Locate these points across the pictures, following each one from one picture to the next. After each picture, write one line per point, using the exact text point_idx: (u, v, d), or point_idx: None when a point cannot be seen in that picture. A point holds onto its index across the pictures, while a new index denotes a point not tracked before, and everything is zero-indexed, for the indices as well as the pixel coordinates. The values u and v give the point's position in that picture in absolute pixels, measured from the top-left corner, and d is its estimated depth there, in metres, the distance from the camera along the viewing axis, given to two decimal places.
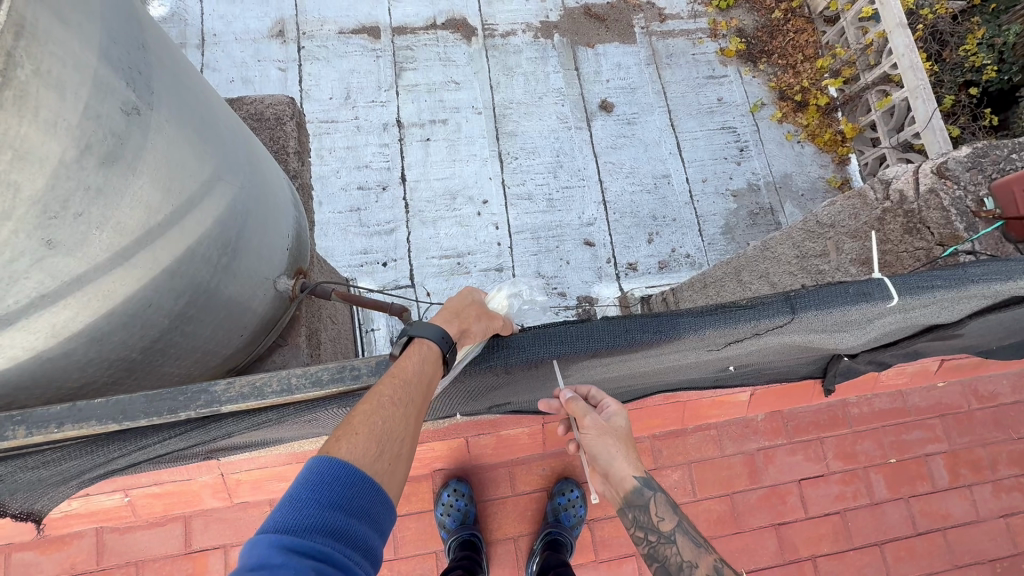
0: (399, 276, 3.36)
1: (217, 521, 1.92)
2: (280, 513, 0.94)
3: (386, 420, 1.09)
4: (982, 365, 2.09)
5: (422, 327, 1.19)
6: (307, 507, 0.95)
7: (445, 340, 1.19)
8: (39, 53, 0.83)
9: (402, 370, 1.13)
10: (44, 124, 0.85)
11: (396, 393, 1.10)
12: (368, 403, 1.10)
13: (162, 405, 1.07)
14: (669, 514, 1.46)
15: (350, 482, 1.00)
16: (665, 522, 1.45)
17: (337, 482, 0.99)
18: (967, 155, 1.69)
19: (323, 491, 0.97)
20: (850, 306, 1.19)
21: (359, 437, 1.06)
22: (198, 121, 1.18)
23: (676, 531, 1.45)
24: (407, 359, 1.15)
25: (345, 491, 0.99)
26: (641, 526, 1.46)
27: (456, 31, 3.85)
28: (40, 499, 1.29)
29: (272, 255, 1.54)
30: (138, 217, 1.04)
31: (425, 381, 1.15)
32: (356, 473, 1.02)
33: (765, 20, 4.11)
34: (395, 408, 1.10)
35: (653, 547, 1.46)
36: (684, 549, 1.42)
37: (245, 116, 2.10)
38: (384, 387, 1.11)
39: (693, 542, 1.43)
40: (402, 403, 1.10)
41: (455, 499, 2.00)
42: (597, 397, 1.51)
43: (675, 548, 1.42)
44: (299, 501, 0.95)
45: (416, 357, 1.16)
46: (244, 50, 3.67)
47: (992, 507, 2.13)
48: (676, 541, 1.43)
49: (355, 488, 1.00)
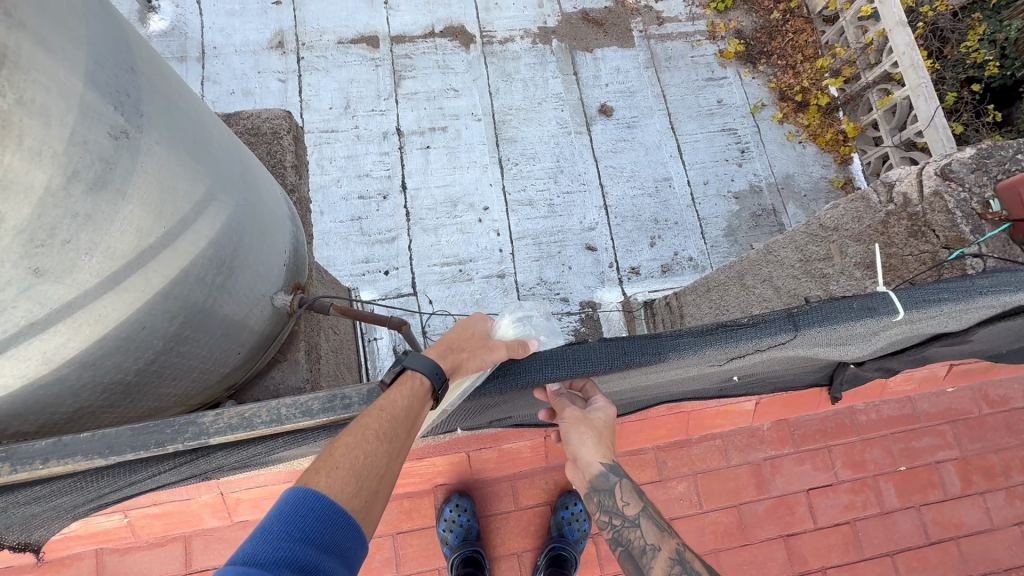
0: (401, 285, 3.35)
1: (218, 540, 1.90)
2: (249, 544, 0.92)
3: (367, 455, 1.07)
4: (993, 369, 2.04)
5: (418, 360, 1.17)
6: (278, 540, 0.93)
7: (438, 376, 1.18)
8: (22, 81, 0.82)
9: (390, 404, 1.12)
10: (28, 153, 0.84)
11: (381, 428, 1.09)
12: (350, 436, 1.08)
13: (149, 438, 1.06)
14: (634, 498, 1.44)
15: (325, 516, 0.99)
16: (630, 506, 1.44)
17: (311, 514, 0.98)
18: (971, 157, 1.66)
19: (297, 523, 0.96)
20: (855, 321, 1.18)
21: (340, 471, 1.05)
22: (189, 141, 1.17)
23: (640, 516, 1.44)
24: (394, 394, 1.13)
25: (319, 524, 0.98)
26: (606, 510, 1.45)
27: (454, 38, 3.85)
28: (37, 529, 1.28)
29: (269, 271, 1.52)
30: (128, 241, 1.02)
31: (412, 416, 1.13)
32: (331, 508, 1.01)
33: (764, 21, 4.09)
34: (378, 444, 1.09)
35: (617, 531, 1.45)
36: (648, 533, 1.41)
37: (242, 131, 2.10)
38: (370, 420, 1.09)
39: (656, 526, 1.42)
40: (387, 438, 1.09)
41: (457, 514, 1.97)
42: (584, 388, 1.40)
43: (638, 532, 1.42)
44: (272, 533, 0.94)
45: (407, 392, 1.14)
46: (244, 62, 3.69)
47: (1006, 514, 2.08)
48: (640, 525, 1.43)
49: (329, 523, 0.99)
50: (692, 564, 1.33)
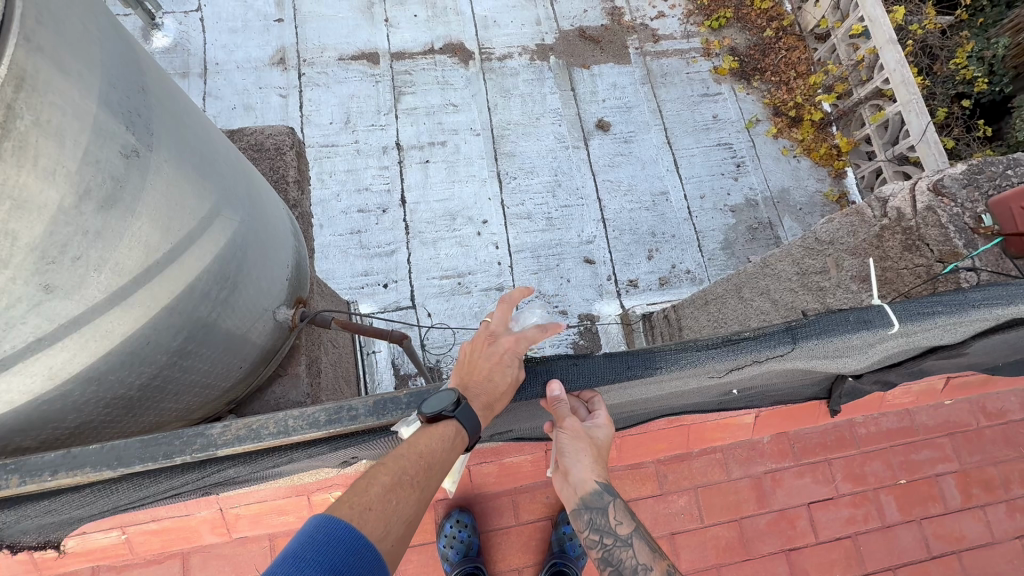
0: (400, 298, 3.37)
1: (217, 557, 1.85)
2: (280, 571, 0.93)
3: (401, 499, 1.11)
4: (990, 382, 2.05)
5: (467, 415, 1.18)
6: (308, 567, 0.94)
7: (475, 432, 1.20)
8: (39, 103, 0.85)
9: (428, 450, 1.14)
10: (43, 172, 0.86)
11: (416, 472, 1.14)
12: (387, 477, 1.12)
13: (157, 450, 1.07)
14: (628, 517, 1.37)
15: (353, 548, 1.01)
16: (622, 525, 1.36)
17: (341, 544, 1.00)
18: (963, 173, 1.68)
19: (327, 552, 0.98)
20: (851, 334, 1.20)
21: (373, 512, 1.07)
22: (197, 157, 1.19)
23: (633, 535, 1.36)
24: (436, 439, 1.15)
25: (347, 555, 1.00)
26: (596, 529, 1.36)
27: (453, 55, 3.92)
28: (57, 531, 1.38)
29: (272, 285, 1.53)
30: (136, 258, 1.04)
31: (445, 465, 1.15)
32: (361, 541, 1.02)
33: (757, 39, 4.18)
34: (411, 490, 1.13)
35: (607, 551, 1.35)
36: (640, 553, 1.33)
37: (246, 147, 2.13)
38: (406, 463, 1.13)
39: (648, 546, 1.35)
40: (420, 484, 1.14)
41: (458, 530, 1.96)
42: (590, 400, 1.33)
43: (631, 551, 1.33)
44: (303, 560, 0.95)
45: (449, 443, 1.15)
46: (246, 78, 3.74)
47: (1008, 527, 2.07)
48: (633, 545, 1.35)
49: (357, 556, 1.01)
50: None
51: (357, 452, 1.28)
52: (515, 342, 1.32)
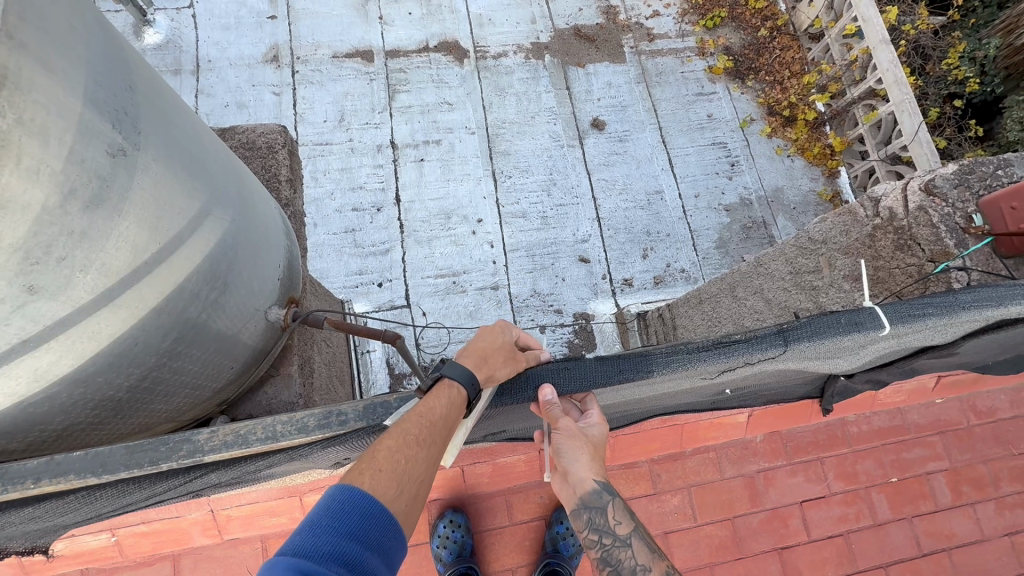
0: (394, 297, 3.35)
1: (207, 559, 1.83)
2: (298, 537, 0.96)
3: (409, 458, 1.09)
4: (980, 381, 2.07)
5: (457, 370, 1.17)
6: (325, 533, 0.97)
7: (473, 386, 1.18)
8: (22, 102, 0.83)
9: (430, 410, 1.13)
10: (26, 172, 0.85)
11: (421, 432, 1.10)
12: (393, 440, 1.09)
13: (143, 456, 1.06)
14: (627, 517, 1.37)
15: (370, 513, 1.03)
16: (621, 525, 1.36)
17: (358, 510, 1.02)
18: (954, 173, 1.69)
19: (344, 519, 1.00)
20: (842, 335, 1.20)
21: (383, 473, 1.07)
22: (186, 156, 1.17)
23: (632, 535, 1.36)
24: (433, 400, 1.14)
25: (364, 521, 1.01)
26: (591, 529, 1.35)
27: (448, 53, 3.90)
28: (42, 536, 1.35)
29: (264, 285, 1.52)
30: (123, 258, 1.02)
31: (449, 422, 1.14)
32: (376, 505, 1.04)
33: (751, 38, 4.19)
34: (418, 448, 1.10)
35: (604, 551, 1.35)
36: (639, 553, 1.33)
37: (237, 145, 2.11)
38: (410, 425, 1.10)
39: (648, 546, 1.35)
40: (427, 443, 1.11)
41: (451, 531, 1.94)
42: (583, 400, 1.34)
43: (630, 552, 1.33)
44: (320, 527, 0.97)
45: (445, 399, 1.15)
46: (238, 75, 3.71)
47: (997, 525, 2.09)
48: (631, 545, 1.34)
49: (374, 521, 1.03)
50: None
51: (348, 453, 1.28)
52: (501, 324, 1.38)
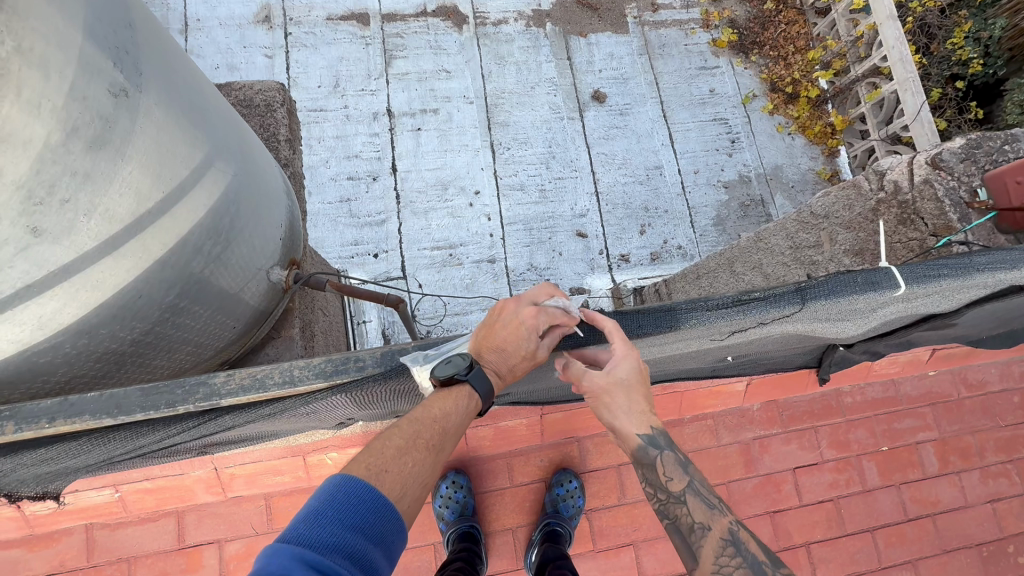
0: (390, 268, 3.33)
1: (211, 516, 1.85)
2: (301, 525, 0.95)
3: (415, 465, 1.11)
4: (971, 355, 2.11)
5: (480, 380, 1.20)
6: (329, 524, 0.96)
7: (486, 399, 1.22)
8: (20, 29, 0.82)
9: (444, 416, 1.18)
10: (26, 104, 0.83)
11: (432, 438, 1.15)
12: (402, 441, 1.13)
13: (159, 399, 1.06)
14: (679, 473, 1.31)
15: (374, 507, 1.02)
16: (674, 482, 1.30)
17: (361, 503, 1.01)
18: (961, 147, 1.68)
19: (348, 511, 0.99)
20: (858, 295, 1.21)
21: (389, 474, 1.07)
22: (187, 104, 1.13)
23: (686, 492, 1.29)
24: (450, 404, 1.18)
25: (368, 514, 1.01)
26: None
27: (447, 18, 3.78)
28: (51, 482, 1.36)
29: (266, 245, 1.49)
30: (127, 205, 0.99)
31: (460, 430, 1.20)
32: (381, 501, 1.03)
33: (757, 11, 4.10)
34: (427, 453, 1.14)
35: None
36: (696, 511, 1.26)
37: (235, 102, 2.04)
38: (422, 429, 1.15)
39: (706, 504, 1.26)
40: (436, 450, 1.15)
41: (454, 491, 1.97)
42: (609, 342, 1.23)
43: (685, 509, 1.27)
44: (323, 518, 0.97)
45: (462, 407, 1.19)
46: (229, 35, 3.58)
47: (980, 493, 2.16)
48: (687, 502, 1.28)
49: (377, 515, 1.02)
50: (749, 546, 1.20)
51: (355, 411, 1.28)
52: (534, 314, 1.24)
